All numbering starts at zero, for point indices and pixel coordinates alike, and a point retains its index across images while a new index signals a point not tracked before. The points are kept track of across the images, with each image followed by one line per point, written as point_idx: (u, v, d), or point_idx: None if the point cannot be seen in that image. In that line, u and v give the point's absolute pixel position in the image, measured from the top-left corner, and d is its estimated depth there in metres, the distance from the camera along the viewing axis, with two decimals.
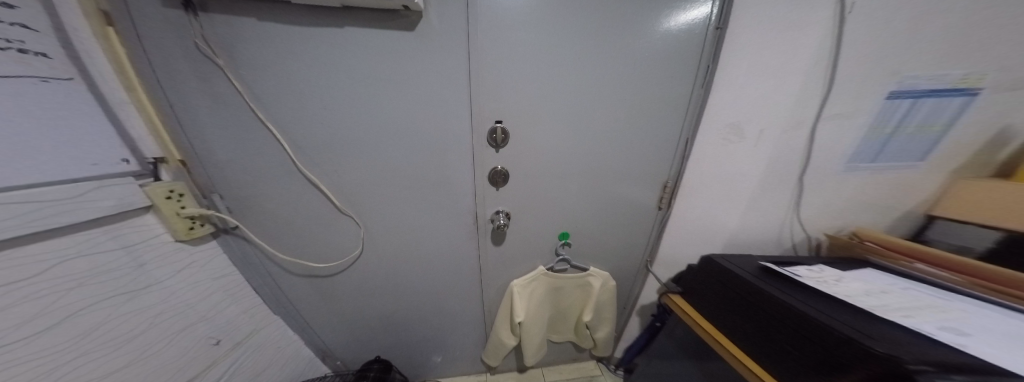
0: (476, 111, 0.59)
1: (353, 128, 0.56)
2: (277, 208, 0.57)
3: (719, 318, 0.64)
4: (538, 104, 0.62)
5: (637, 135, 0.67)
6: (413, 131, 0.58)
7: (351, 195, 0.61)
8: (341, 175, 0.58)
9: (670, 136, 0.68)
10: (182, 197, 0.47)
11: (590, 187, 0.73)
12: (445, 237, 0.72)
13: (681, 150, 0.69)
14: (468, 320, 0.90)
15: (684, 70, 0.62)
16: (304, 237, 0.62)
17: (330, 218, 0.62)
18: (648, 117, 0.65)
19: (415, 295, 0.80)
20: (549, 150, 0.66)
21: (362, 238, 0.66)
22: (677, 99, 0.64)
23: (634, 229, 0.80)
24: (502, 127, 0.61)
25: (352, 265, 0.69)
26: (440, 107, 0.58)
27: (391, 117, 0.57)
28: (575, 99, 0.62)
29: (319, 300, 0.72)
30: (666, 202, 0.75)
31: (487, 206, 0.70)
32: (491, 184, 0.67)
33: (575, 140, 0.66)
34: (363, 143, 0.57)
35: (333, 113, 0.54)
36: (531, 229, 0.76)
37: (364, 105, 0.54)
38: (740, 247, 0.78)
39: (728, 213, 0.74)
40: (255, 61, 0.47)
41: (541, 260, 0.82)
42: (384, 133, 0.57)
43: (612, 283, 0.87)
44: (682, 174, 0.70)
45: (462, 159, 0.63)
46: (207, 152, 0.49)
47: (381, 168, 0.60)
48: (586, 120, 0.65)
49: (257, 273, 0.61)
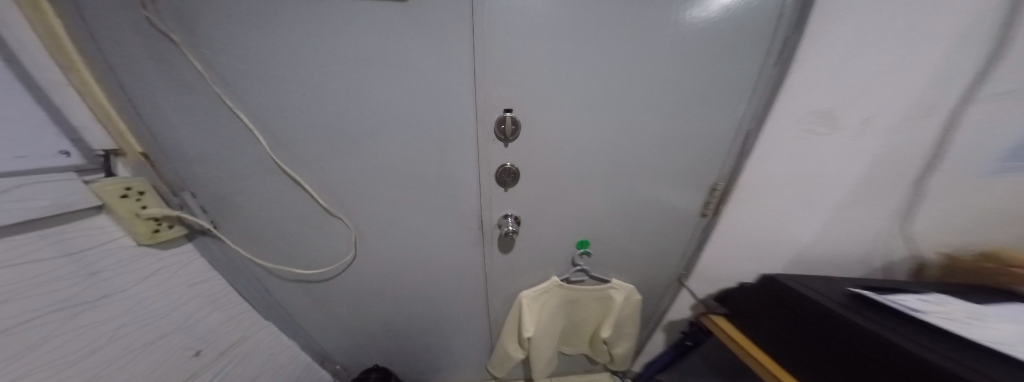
0: (482, 98, 0.49)
1: (334, 119, 0.47)
2: (255, 209, 0.51)
3: (789, 357, 0.51)
4: (560, 87, 0.50)
5: (684, 126, 0.54)
6: (405, 121, 0.49)
7: (336, 195, 0.53)
8: (323, 172, 0.51)
9: (727, 128, 0.54)
10: (142, 195, 0.42)
11: (620, 188, 0.61)
12: (445, 242, 0.64)
13: (739, 144, 0.55)
14: (473, 329, 0.82)
15: (752, 44, 0.48)
16: (288, 239, 0.56)
17: (316, 220, 0.55)
18: (697, 104, 0.52)
19: (415, 301, 0.74)
20: (573, 144, 0.55)
21: (353, 241, 0.59)
22: (741, 80, 0.50)
23: (670, 240, 0.67)
24: (512, 117, 0.50)
25: (345, 269, 0.63)
26: (435, 93, 0.48)
27: (377, 106, 0.47)
28: (608, 81, 0.50)
29: (312, 303, 0.67)
30: (714, 209, 0.61)
31: (494, 209, 0.60)
32: (498, 184, 0.57)
33: (605, 131, 0.54)
34: (347, 136, 0.49)
35: (310, 100, 0.45)
36: (546, 235, 0.66)
37: (344, 91, 0.46)
38: (809, 268, 0.62)
39: (801, 226, 0.58)
40: (215, 38, 0.40)
41: (556, 270, 0.72)
42: (371, 125, 0.49)
43: (637, 297, 0.76)
44: (739, 175, 0.56)
45: (466, 154, 0.54)
46: (174, 145, 0.44)
47: (370, 165, 0.52)
48: (624, 106, 0.52)
49: (241, 276, 0.57)
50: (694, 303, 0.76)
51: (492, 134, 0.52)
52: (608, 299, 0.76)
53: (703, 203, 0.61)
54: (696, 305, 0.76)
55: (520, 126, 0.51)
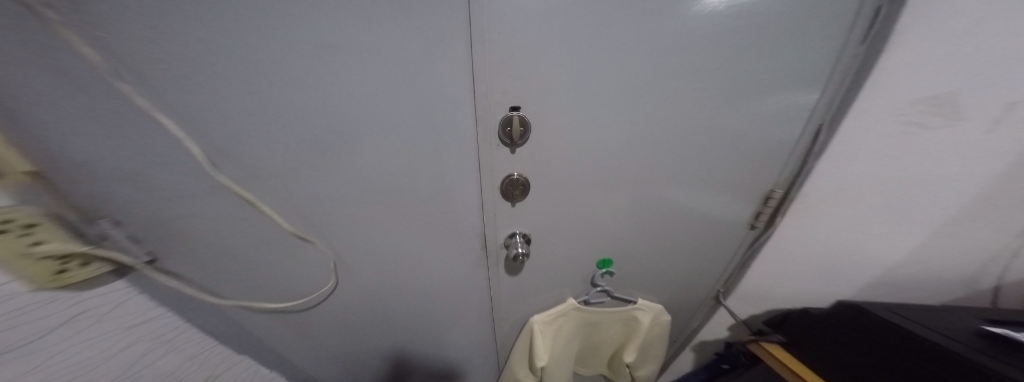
0: (483, 92, 0.38)
1: (289, 126, 0.36)
2: (203, 238, 0.40)
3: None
4: (588, 79, 0.40)
5: (740, 123, 0.46)
6: (388, 125, 0.38)
7: (306, 219, 0.43)
8: (285, 192, 0.40)
9: (795, 123, 0.45)
10: (30, 229, 0.30)
11: (649, 200, 0.53)
12: (445, 264, 0.55)
13: (804, 144, 0.47)
14: (478, 353, 0.74)
15: (835, 27, 0.38)
16: (253, 270, 0.46)
17: (286, 246, 0.45)
18: (756, 102, 0.44)
19: (412, 328, 0.65)
20: (600, 149, 0.46)
21: (334, 269, 0.50)
22: (818, 61, 0.40)
23: (710, 255, 0.59)
24: (520, 117, 0.40)
25: (326, 298, 0.54)
26: (427, 86, 0.37)
27: (346, 106, 0.36)
28: (652, 73, 0.41)
29: (294, 334, 0.58)
30: (767, 222, 0.53)
31: (499, 227, 0.51)
32: (504, 197, 0.47)
33: (640, 134, 0.46)
34: (311, 147, 0.38)
35: (248, 102, 0.33)
36: (563, 254, 0.57)
37: (299, 88, 0.34)
38: (869, 283, 0.54)
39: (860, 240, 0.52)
40: (104, 10, 0.26)
41: (573, 292, 0.62)
42: (338, 131, 0.37)
43: (666, 318, 0.66)
44: (800, 181, 0.49)
45: (464, 165, 0.44)
46: (61, 157, 0.30)
47: (344, 182, 0.41)
48: (667, 107, 0.44)
49: (202, 313, 0.47)
50: (734, 323, 0.68)
51: (496, 138, 0.42)
52: (633, 320, 0.66)
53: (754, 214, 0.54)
54: (735, 323, 0.68)
55: (529, 127, 0.41)
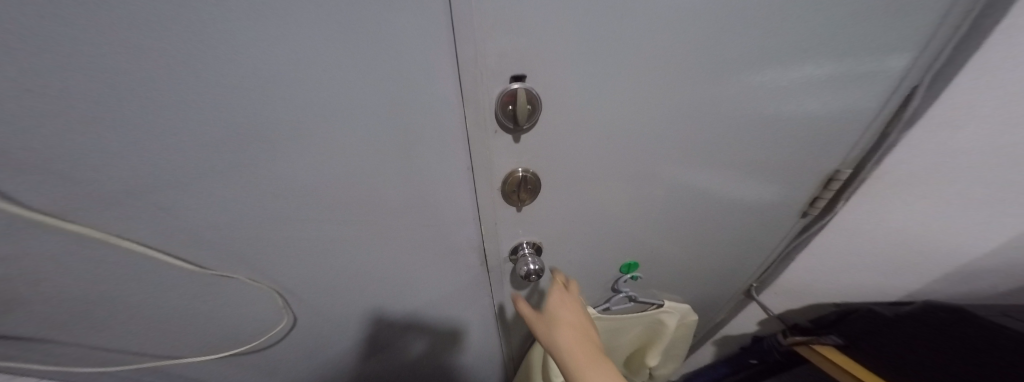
0: (474, 55, 0.25)
1: (148, 121, 0.21)
2: (84, 278, 0.30)
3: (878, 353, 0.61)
4: (655, 38, 0.29)
5: (825, 105, 0.41)
6: (327, 111, 0.25)
7: (233, 245, 0.32)
8: (179, 215, 0.28)
9: (870, 94, 0.42)
10: None
11: (687, 196, 0.46)
12: (434, 282, 0.46)
13: (883, 116, 0.45)
14: (472, 360, 0.68)
15: None
16: (174, 313, 0.37)
17: (205, 283, 0.35)
18: (852, 73, 0.38)
19: (396, 346, 0.57)
20: (644, 137, 0.37)
21: (286, 304, 0.42)
22: (918, 23, 0.35)
23: (758, 238, 0.58)
24: (526, 88, 0.28)
25: (282, 338, 0.47)
26: (387, 49, 0.23)
27: (236, 87, 0.21)
28: (741, 36, 0.32)
29: (262, 359, 0.50)
30: (821, 209, 0.58)
31: (502, 238, 0.41)
32: (506, 201, 0.37)
33: (708, 121, 0.38)
34: (199, 152, 0.24)
35: (22, 82, 0.17)
36: (580, 261, 0.49)
37: (124, 60, 0.18)
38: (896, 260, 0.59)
39: (894, 213, 0.54)
40: None
41: (590, 298, 0.56)
42: (236, 125, 0.23)
43: (692, 317, 0.64)
44: (873, 158, 0.50)
45: (447, 164, 0.32)
46: None
47: (273, 196, 0.29)
48: (745, 80, 0.36)
49: (126, 347, 0.39)
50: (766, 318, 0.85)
51: (491, 124, 0.30)
52: (658, 324, 0.62)
53: (809, 200, 0.57)
54: (768, 318, 0.85)
55: (538, 106, 0.29)
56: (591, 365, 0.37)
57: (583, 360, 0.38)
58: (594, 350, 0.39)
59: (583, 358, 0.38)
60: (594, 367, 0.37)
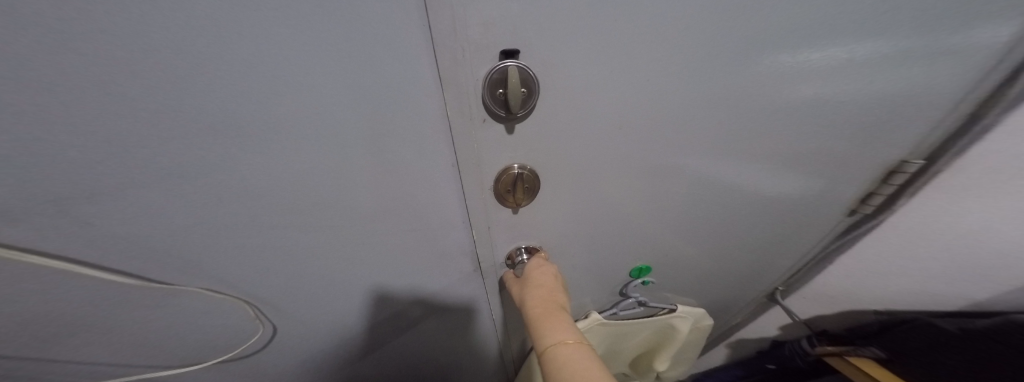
0: (454, 27, 0.20)
1: (18, 112, 0.17)
2: (15, 298, 0.26)
3: (916, 357, 0.62)
4: (696, 3, 0.23)
5: (905, 83, 0.37)
6: (270, 102, 0.20)
7: (185, 255, 0.29)
8: (105, 224, 0.24)
9: (962, 75, 0.37)
10: None
11: (734, 195, 0.44)
12: (424, 287, 0.42)
13: (975, 98, 0.40)
14: (470, 359, 0.66)
15: None
16: (133, 329, 0.34)
17: (157, 299, 0.32)
18: (957, 47, 0.34)
19: (391, 349, 0.56)
20: (687, 126, 0.33)
21: (258, 316, 0.39)
22: None
23: (793, 229, 0.56)
24: (517, 67, 0.22)
25: (263, 347, 0.45)
26: (334, 17, 0.18)
27: (130, 69, 0.16)
28: (808, 5, 0.26)
29: (249, 368, 0.48)
30: (874, 207, 0.55)
31: (497, 243, 0.37)
32: (499, 202, 0.32)
33: (758, 106, 0.33)
34: (106, 152, 0.20)
35: None
36: (587, 265, 0.45)
37: None
38: (951, 254, 0.56)
39: (957, 207, 0.51)
40: None
41: (596, 302, 0.52)
42: (151, 117, 0.19)
43: (706, 322, 0.62)
44: (952, 147, 0.45)
45: (427, 164, 0.28)
46: None
47: (221, 201, 0.25)
48: (794, 61, 0.30)
49: (88, 364, 0.37)
50: (790, 322, 0.84)
51: (479, 114, 0.25)
52: (669, 328, 0.60)
53: (863, 195, 0.54)
54: (792, 323, 0.84)
55: (535, 90, 0.24)
56: (545, 318, 0.34)
57: (542, 315, 0.35)
58: (555, 306, 0.36)
59: (542, 311, 0.35)
60: (549, 321, 0.34)
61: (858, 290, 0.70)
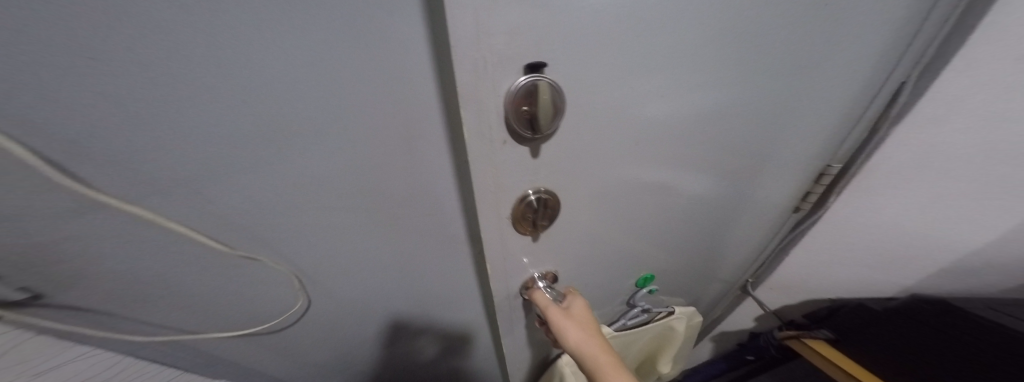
0: (477, 38, 0.16)
1: (48, 52, 0.16)
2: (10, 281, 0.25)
3: (853, 337, 0.72)
4: (683, 32, 0.24)
5: (834, 100, 0.43)
6: (295, 92, 0.23)
7: (203, 248, 0.29)
8: (115, 201, 0.23)
9: (864, 95, 0.45)
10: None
11: (715, 198, 0.48)
12: (437, 281, 0.45)
13: (869, 117, 0.49)
14: (480, 367, 0.66)
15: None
16: (172, 304, 0.33)
17: (227, 265, 0.32)
18: (859, 71, 0.41)
19: (400, 351, 0.56)
20: (685, 140, 0.34)
21: (303, 288, 0.38)
22: (899, 28, 0.38)
23: (760, 224, 0.63)
24: (545, 81, 0.20)
25: (304, 316, 0.42)
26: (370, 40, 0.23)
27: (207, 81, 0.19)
28: (769, 36, 0.29)
29: (261, 368, 0.48)
30: (810, 203, 0.63)
31: (511, 275, 0.33)
32: (517, 230, 0.29)
33: (735, 121, 0.37)
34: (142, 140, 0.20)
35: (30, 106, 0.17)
36: (596, 283, 0.43)
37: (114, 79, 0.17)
38: (891, 250, 0.63)
39: (885, 210, 0.59)
40: None
41: (603, 316, 0.51)
42: (211, 113, 0.21)
43: (697, 318, 0.65)
44: (861, 154, 0.53)
45: (437, 146, 0.31)
46: None
47: (230, 176, 0.25)
48: (752, 83, 0.33)
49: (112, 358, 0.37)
50: (762, 314, 0.92)
51: (501, 136, 0.22)
52: (668, 330, 0.62)
53: (802, 194, 0.62)
54: (763, 314, 0.92)
55: (563, 107, 0.22)
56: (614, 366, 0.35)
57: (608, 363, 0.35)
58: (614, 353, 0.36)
59: (610, 359, 0.35)
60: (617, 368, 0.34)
61: (813, 281, 0.78)
